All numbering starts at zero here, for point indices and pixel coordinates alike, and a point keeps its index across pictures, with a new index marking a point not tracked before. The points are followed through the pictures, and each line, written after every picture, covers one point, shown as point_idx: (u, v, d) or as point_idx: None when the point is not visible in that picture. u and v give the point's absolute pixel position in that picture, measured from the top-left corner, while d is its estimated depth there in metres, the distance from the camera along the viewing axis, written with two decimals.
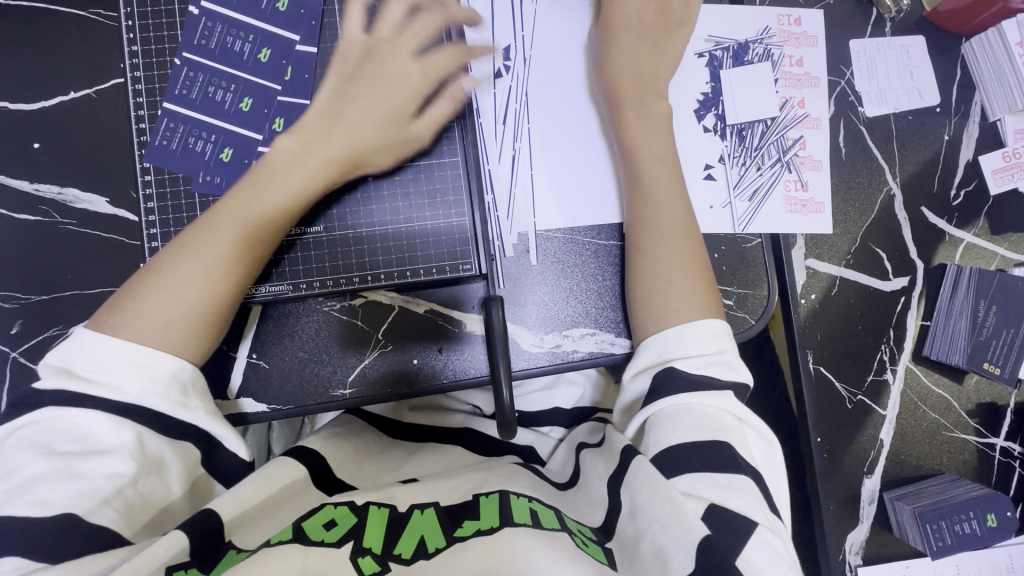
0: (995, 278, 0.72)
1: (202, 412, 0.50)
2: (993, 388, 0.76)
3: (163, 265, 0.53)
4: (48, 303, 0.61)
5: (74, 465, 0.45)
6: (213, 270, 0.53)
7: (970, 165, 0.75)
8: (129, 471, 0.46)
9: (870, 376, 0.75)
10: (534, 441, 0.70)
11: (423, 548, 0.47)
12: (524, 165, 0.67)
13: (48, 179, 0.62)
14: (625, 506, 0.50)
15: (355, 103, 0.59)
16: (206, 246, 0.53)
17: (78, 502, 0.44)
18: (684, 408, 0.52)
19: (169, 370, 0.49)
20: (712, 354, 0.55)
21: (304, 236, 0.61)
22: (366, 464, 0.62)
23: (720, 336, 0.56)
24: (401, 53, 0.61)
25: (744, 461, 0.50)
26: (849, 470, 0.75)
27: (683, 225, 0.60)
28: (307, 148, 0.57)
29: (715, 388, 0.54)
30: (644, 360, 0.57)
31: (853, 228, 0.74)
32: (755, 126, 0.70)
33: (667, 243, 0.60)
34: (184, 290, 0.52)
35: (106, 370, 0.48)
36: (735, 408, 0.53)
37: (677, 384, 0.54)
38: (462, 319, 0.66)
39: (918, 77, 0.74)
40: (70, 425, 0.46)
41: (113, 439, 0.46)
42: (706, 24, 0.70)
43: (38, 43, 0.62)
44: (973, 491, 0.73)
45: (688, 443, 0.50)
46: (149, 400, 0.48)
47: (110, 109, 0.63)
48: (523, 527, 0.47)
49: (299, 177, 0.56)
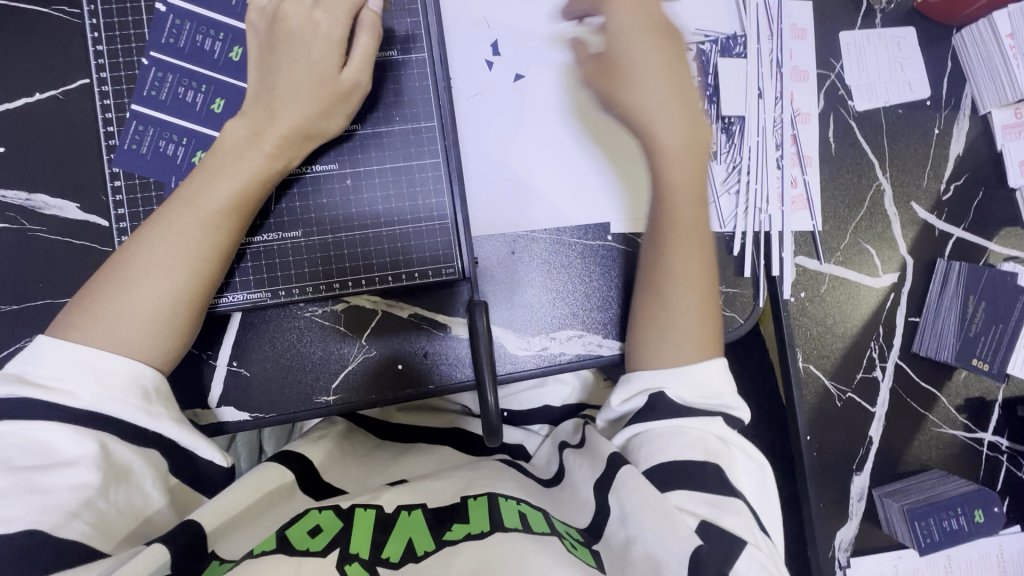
0: (984, 274, 0.71)
1: (166, 418, 0.49)
2: (981, 383, 0.76)
3: (121, 269, 0.51)
4: (18, 313, 0.60)
5: (34, 480, 0.43)
6: (172, 273, 0.51)
7: (960, 159, 0.74)
8: (96, 482, 0.45)
9: (860, 373, 0.75)
10: (523, 439, 0.69)
11: (411, 550, 0.46)
12: (508, 166, 0.66)
13: (14, 185, 0.60)
14: (613, 510, 0.49)
15: (298, 68, 0.54)
16: (155, 248, 0.51)
17: (42, 518, 0.42)
18: (677, 428, 0.53)
19: (127, 375, 0.48)
20: (710, 398, 0.56)
21: (253, 244, 0.59)
22: (350, 468, 0.61)
23: (720, 380, 0.57)
24: (307, 5, 0.53)
25: (733, 481, 0.50)
26: (839, 467, 0.75)
27: (702, 253, 0.60)
28: (255, 133, 0.54)
29: (704, 413, 0.54)
30: (636, 384, 0.58)
31: (843, 223, 0.73)
32: (743, 122, 0.69)
33: (682, 293, 0.59)
34: (140, 292, 0.50)
35: (62, 375, 0.47)
36: (726, 434, 0.54)
37: (665, 407, 0.55)
38: (447, 322, 0.64)
39: (908, 70, 0.73)
40: (27, 437, 0.45)
41: (75, 451, 0.45)
42: (695, 16, 0.68)
43: (1, 43, 0.60)
44: (960, 488, 0.73)
45: (677, 461, 0.51)
46: (109, 407, 0.47)
47: (77, 111, 0.60)
48: (512, 530, 0.46)
49: (255, 163, 0.53)
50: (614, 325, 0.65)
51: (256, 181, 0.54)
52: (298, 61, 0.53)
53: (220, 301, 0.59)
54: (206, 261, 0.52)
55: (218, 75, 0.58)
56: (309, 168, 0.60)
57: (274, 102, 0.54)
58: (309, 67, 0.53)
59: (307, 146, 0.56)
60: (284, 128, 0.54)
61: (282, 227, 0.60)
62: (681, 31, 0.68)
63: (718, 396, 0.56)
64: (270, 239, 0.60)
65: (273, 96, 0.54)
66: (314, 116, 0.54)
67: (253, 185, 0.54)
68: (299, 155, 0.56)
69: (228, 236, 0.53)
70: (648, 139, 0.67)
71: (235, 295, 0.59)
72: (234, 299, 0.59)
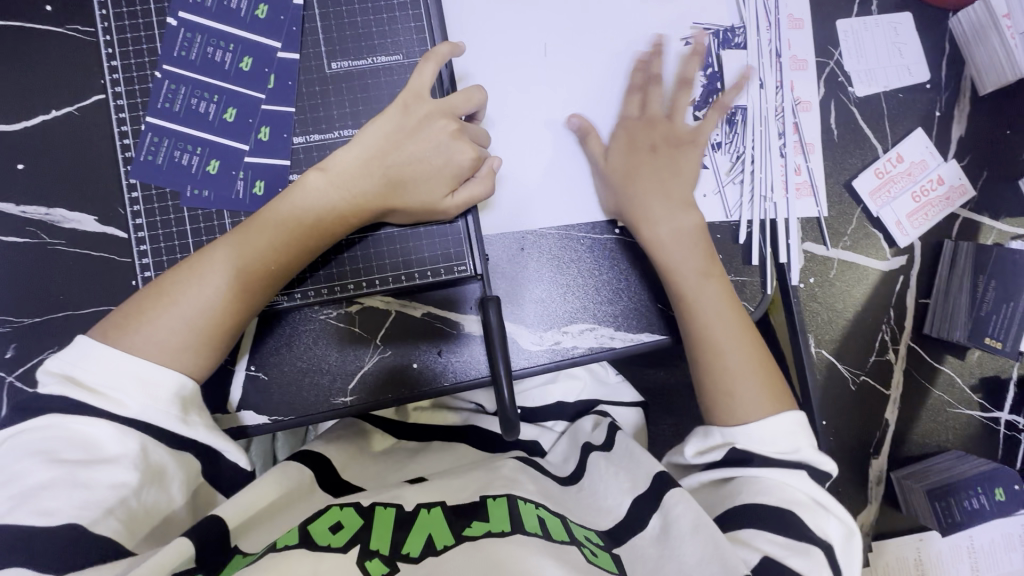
0: (993, 252, 0.70)
1: (201, 426, 0.50)
2: (996, 361, 0.75)
3: (172, 285, 0.52)
4: (41, 325, 0.61)
5: (78, 475, 0.44)
6: (220, 291, 0.52)
7: (964, 140, 0.75)
8: (133, 481, 0.46)
9: (872, 357, 0.76)
10: (539, 436, 0.69)
11: (431, 545, 0.46)
12: (526, 169, 0.66)
13: (34, 201, 0.61)
14: (653, 527, 0.51)
15: (422, 152, 0.59)
16: (212, 262, 0.53)
17: (82, 512, 0.43)
18: (751, 478, 0.54)
19: (171, 387, 0.49)
20: (786, 452, 0.55)
21: None
22: (371, 466, 0.62)
23: (794, 434, 0.56)
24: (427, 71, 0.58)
25: (813, 531, 0.50)
26: (856, 452, 0.77)
27: (726, 296, 0.62)
28: (347, 190, 0.57)
29: (785, 467, 0.54)
30: (715, 438, 0.58)
31: (849, 209, 0.73)
32: (746, 113, 0.69)
33: (745, 372, 0.59)
34: (193, 304, 0.52)
35: (109, 381, 0.48)
36: (813, 492, 0.53)
37: (758, 458, 0.55)
38: (459, 319, 0.65)
39: (907, 54, 0.74)
40: (70, 433, 0.46)
41: (118, 448, 0.46)
42: (691, 11, 0.69)
43: (17, 63, 0.61)
44: (980, 466, 0.72)
45: (751, 508, 0.52)
46: (153, 417, 0.48)
47: (92, 126, 0.62)
48: (534, 535, 0.47)
49: (335, 202, 0.56)
50: (625, 317, 0.66)
51: (335, 223, 0.56)
52: (405, 124, 0.58)
53: (264, 308, 0.60)
54: (261, 280, 0.54)
55: (234, 87, 0.59)
56: None
57: (373, 153, 0.57)
58: (415, 133, 0.58)
59: (395, 193, 0.58)
60: (373, 182, 0.57)
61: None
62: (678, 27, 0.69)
63: (797, 450, 0.55)
64: None
65: (373, 149, 0.57)
66: (397, 165, 0.58)
67: (329, 224, 0.56)
68: (386, 202, 0.58)
69: (283, 261, 0.55)
70: (667, 197, 0.67)
71: None
72: None
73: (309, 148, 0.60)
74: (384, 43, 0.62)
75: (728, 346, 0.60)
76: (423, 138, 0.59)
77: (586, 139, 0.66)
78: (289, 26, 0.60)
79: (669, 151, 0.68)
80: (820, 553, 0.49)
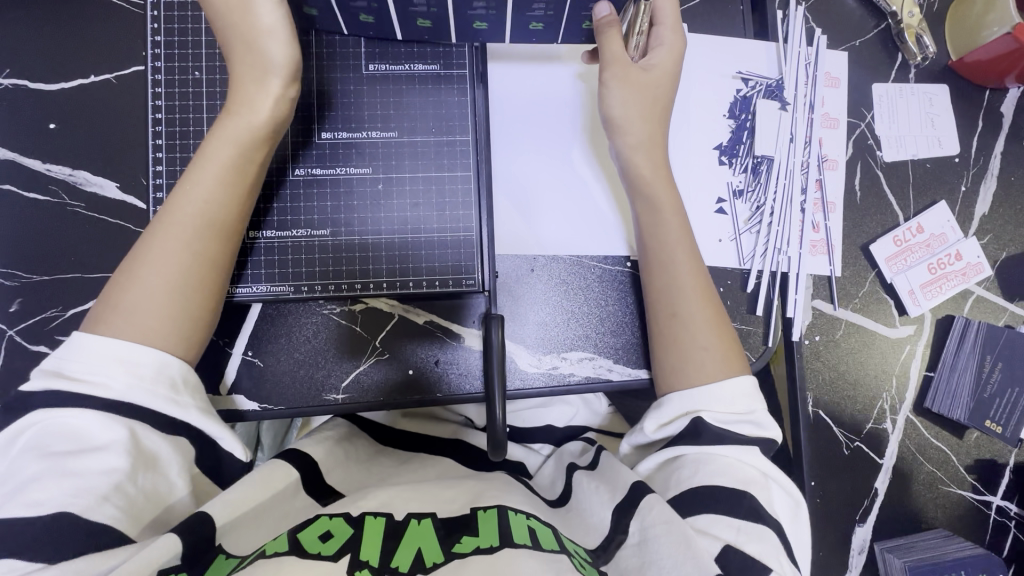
0: (1003, 336, 0.72)
1: (193, 408, 0.50)
2: (993, 445, 0.75)
3: (130, 269, 0.51)
4: (49, 285, 0.61)
5: (66, 464, 0.44)
6: (177, 262, 0.51)
7: (985, 219, 0.75)
8: (124, 467, 0.45)
9: (870, 423, 0.75)
10: (524, 457, 0.69)
11: (419, 561, 0.45)
12: (550, 193, 0.67)
13: (60, 161, 0.62)
14: (633, 536, 0.50)
15: (240, 62, 0.54)
16: (167, 241, 0.52)
17: (73, 500, 0.43)
18: (705, 455, 0.53)
19: (152, 364, 0.48)
20: (741, 413, 0.56)
21: (261, 240, 0.61)
22: (356, 468, 0.61)
23: (750, 396, 0.57)
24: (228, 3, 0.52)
25: (764, 510, 0.51)
26: (843, 518, 0.75)
27: (675, 197, 0.62)
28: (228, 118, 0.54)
29: (741, 442, 0.54)
30: (671, 410, 0.57)
31: (863, 272, 0.73)
32: (770, 163, 0.69)
33: (704, 330, 0.59)
34: (152, 280, 0.51)
35: (94, 368, 0.47)
36: (761, 464, 0.54)
37: (709, 434, 0.54)
38: (460, 332, 0.65)
39: (939, 126, 0.74)
40: (59, 426, 0.45)
41: (105, 436, 0.45)
42: (734, 59, 0.70)
43: (64, 25, 0.62)
44: (966, 550, 0.71)
45: (706, 487, 0.51)
46: (139, 395, 0.47)
47: (128, 95, 0.63)
48: (523, 546, 0.46)
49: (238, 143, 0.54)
50: (624, 351, 0.66)
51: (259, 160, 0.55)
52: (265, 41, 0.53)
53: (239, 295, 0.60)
54: (211, 245, 0.53)
55: None
56: (328, 170, 0.61)
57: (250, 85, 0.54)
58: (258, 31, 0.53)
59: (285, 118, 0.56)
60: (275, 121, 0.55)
61: (296, 225, 0.61)
62: (722, 73, 0.69)
63: (751, 413, 0.56)
64: (296, 235, 0.61)
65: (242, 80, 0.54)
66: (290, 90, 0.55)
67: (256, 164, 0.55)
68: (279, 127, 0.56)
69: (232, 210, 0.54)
70: None
71: (257, 287, 0.61)
72: (255, 290, 0.61)
73: (336, 146, 0.62)
74: (424, 52, 0.63)
75: (689, 307, 0.59)
76: (252, 57, 0.54)
77: (605, 32, 0.57)
78: (335, 33, 0.62)
79: (688, 188, 0.68)
80: (773, 535, 0.50)
